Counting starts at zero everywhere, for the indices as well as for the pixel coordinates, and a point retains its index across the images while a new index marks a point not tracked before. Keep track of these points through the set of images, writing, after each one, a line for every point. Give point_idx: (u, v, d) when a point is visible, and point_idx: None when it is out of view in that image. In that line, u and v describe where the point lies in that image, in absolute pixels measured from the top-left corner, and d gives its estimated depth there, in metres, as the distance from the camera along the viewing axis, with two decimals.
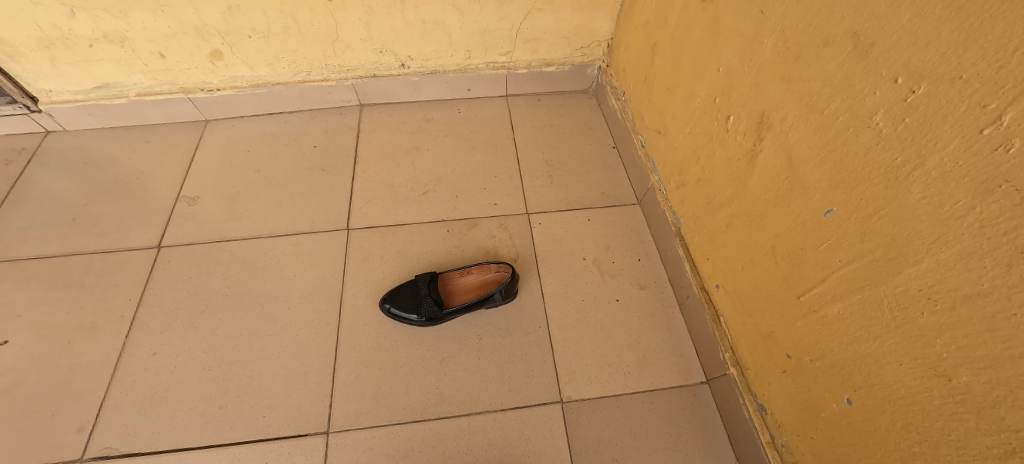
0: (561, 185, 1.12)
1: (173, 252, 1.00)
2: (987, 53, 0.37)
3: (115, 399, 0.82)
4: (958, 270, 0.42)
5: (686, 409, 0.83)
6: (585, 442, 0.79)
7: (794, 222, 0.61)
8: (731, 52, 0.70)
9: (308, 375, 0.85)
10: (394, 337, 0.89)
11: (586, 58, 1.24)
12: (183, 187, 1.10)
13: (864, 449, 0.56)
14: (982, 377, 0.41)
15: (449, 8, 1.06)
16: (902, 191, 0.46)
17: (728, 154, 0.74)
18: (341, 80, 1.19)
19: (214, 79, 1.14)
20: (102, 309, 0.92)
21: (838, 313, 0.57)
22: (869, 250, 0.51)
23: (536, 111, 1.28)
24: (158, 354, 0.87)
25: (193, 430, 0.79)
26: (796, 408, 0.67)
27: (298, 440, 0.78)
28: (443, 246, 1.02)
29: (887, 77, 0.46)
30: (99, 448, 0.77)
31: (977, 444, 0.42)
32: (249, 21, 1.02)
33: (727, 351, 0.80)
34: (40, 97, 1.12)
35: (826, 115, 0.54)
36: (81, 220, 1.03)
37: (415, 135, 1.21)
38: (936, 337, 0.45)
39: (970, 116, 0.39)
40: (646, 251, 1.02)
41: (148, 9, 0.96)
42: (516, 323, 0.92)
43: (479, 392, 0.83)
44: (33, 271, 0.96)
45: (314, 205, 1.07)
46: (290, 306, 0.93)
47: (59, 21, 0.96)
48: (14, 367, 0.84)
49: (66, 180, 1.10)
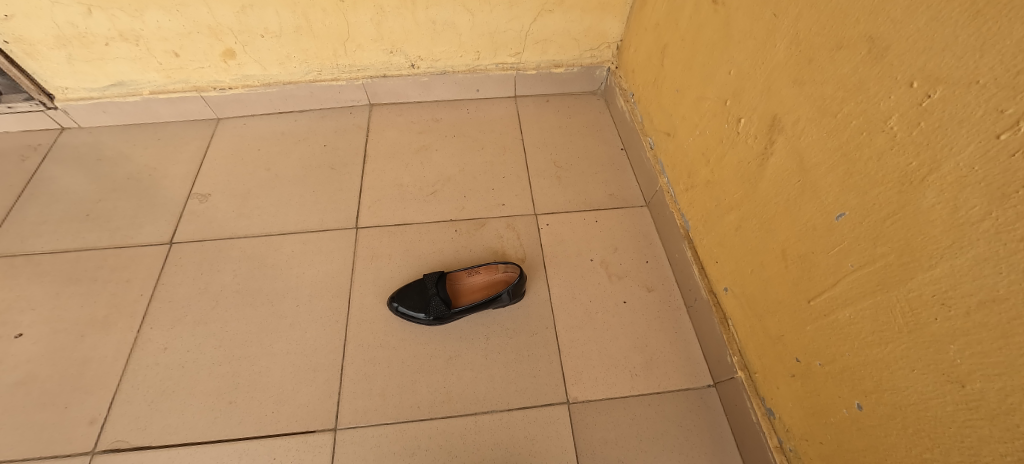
0: (569, 186, 1.13)
1: (185, 249, 1.01)
2: (1005, 58, 0.37)
3: (126, 392, 0.83)
4: (973, 276, 0.42)
5: (693, 411, 0.83)
6: (591, 444, 0.79)
7: (806, 225, 0.61)
8: (742, 55, 0.70)
9: (315, 373, 0.85)
10: (401, 336, 0.90)
11: (595, 60, 1.24)
12: (194, 185, 1.11)
13: (874, 455, 0.56)
14: (996, 384, 0.41)
15: (459, 9, 1.07)
16: (916, 196, 0.46)
17: (739, 156, 0.74)
18: (351, 80, 1.20)
19: (227, 78, 1.16)
20: (114, 304, 0.93)
21: (849, 318, 0.56)
22: (882, 254, 0.51)
23: (544, 112, 1.28)
24: (169, 348, 0.88)
25: (203, 425, 0.80)
26: (804, 413, 0.67)
27: (306, 436, 0.79)
28: (452, 246, 1.02)
29: (901, 81, 0.46)
30: (110, 441, 0.78)
31: (990, 451, 0.42)
32: (262, 21, 1.03)
33: (735, 354, 0.80)
34: (56, 94, 1.14)
35: (838, 119, 0.54)
36: (94, 216, 1.05)
37: (423, 135, 1.21)
38: (950, 342, 0.45)
39: (986, 121, 0.39)
40: (653, 253, 1.02)
41: (163, 8, 0.98)
42: (523, 324, 0.92)
43: (485, 392, 0.84)
44: (47, 265, 0.97)
45: (323, 204, 1.08)
46: (299, 304, 0.94)
47: (76, 20, 0.98)
48: (28, 360, 0.86)
49: (80, 176, 1.12)
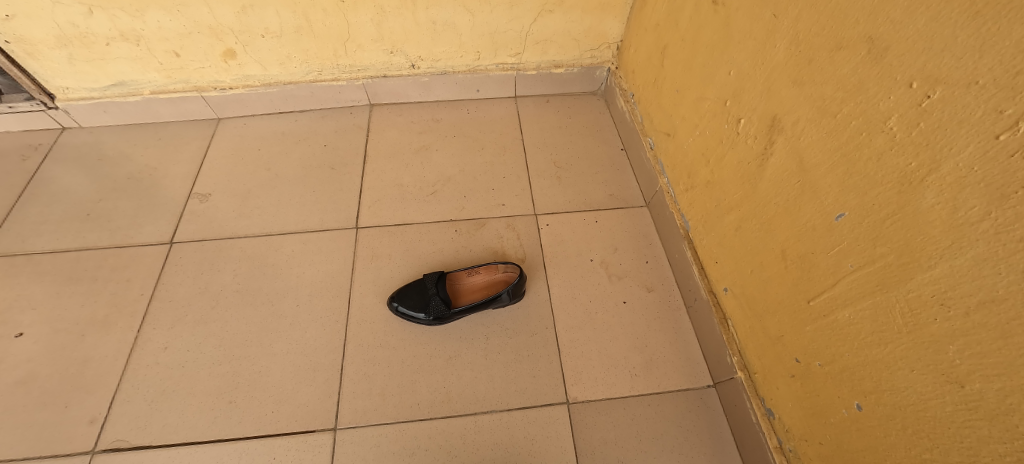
0: (569, 186, 1.13)
1: (185, 249, 1.01)
2: (1004, 59, 0.37)
3: (126, 392, 0.83)
4: (972, 276, 0.42)
5: (692, 412, 0.83)
6: (591, 444, 0.79)
7: (805, 225, 0.61)
8: (742, 56, 0.70)
9: (315, 373, 0.85)
10: (401, 335, 0.90)
11: (595, 60, 1.24)
12: (195, 185, 1.11)
13: (874, 456, 0.56)
14: (996, 385, 0.41)
15: (459, 9, 1.07)
16: (915, 196, 0.46)
17: (739, 156, 0.74)
18: (352, 80, 1.20)
19: (227, 78, 1.16)
20: (114, 304, 0.93)
21: (848, 318, 0.56)
22: (881, 254, 0.50)
23: (544, 112, 1.28)
24: (169, 348, 0.88)
25: (203, 425, 0.80)
26: (804, 413, 0.67)
27: (306, 436, 0.79)
28: (452, 246, 1.02)
29: (901, 81, 0.46)
30: (110, 441, 0.78)
31: (989, 451, 0.42)
32: (262, 21, 1.03)
33: (735, 354, 0.80)
34: (56, 94, 1.14)
35: (838, 119, 0.54)
36: (95, 216, 1.05)
37: (423, 135, 1.21)
38: (950, 343, 0.45)
39: (985, 121, 0.39)
40: (653, 253, 1.02)
41: (164, 8, 0.98)
42: (523, 324, 0.92)
43: (485, 392, 0.84)
44: (47, 265, 0.97)
45: (324, 204, 1.08)
46: (299, 303, 0.94)
47: (77, 20, 0.98)
48: (29, 359, 0.86)
49: (81, 176, 1.12)
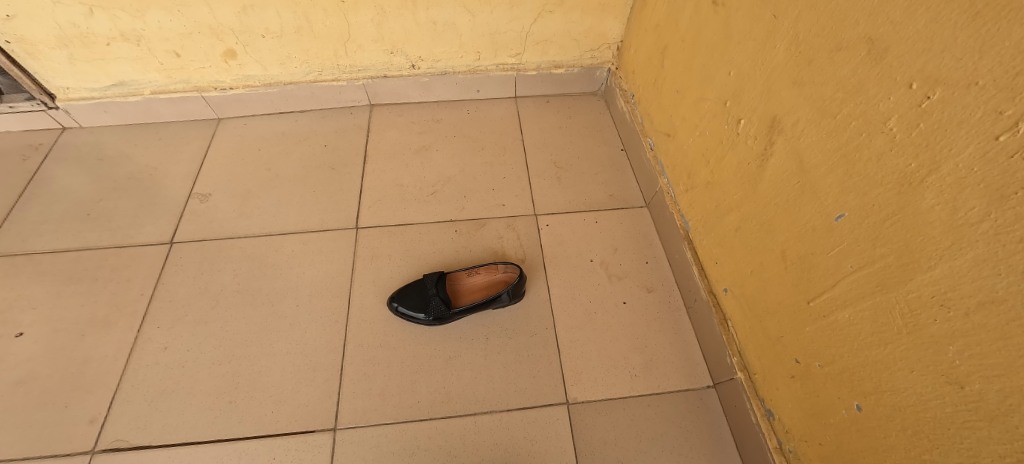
0: (569, 186, 1.13)
1: (185, 249, 1.01)
2: (1004, 60, 0.37)
3: (126, 392, 0.83)
4: (972, 277, 0.42)
5: (692, 412, 0.83)
6: (591, 444, 0.79)
7: (806, 226, 0.61)
8: (742, 56, 0.70)
9: (315, 373, 0.85)
10: (400, 336, 0.90)
11: (596, 60, 1.24)
12: (195, 185, 1.11)
13: (874, 457, 0.56)
14: (996, 385, 0.41)
15: (459, 10, 1.07)
16: (915, 197, 0.46)
17: (739, 157, 0.74)
18: (352, 81, 1.20)
19: (228, 78, 1.16)
20: (114, 304, 0.93)
21: (848, 319, 0.56)
22: (881, 255, 0.50)
23: (544, 112, 1.28)
24: (169, 348, 0.88)
25: (203, 425, 0.80)
26: (804, 414, 0.66)
27: (305, 436, 0.79)
28: (452, 246, 1.02)
29: (901, 82, 0.46)
30: (110, 440, 0.78)
31: (989, 452, 0.42)
32: (263, 21, 1.03)
33: (734, 355, 0.80)
34: (57, 94, 1.14)
35: (838, 120, 0.54)
36: (95, 215, 1.05)
37: (423, 135, 1.22)
38: (950, 344, 0.45)
39: (985, 122, 0.39)
40: (653, 254, 1.02)
41: (165, 8, 0.98)
42: (523, 324, 0.92)
43: (485, 392, 0.84)
44: (48, 265, 0.97)
45: (324, 204, 1.08)
46: (299, 303, 0.94)
47: (78, 20, 0.98)
48: (29, 359, 0.86)
49: (81, 176, 1.12)
